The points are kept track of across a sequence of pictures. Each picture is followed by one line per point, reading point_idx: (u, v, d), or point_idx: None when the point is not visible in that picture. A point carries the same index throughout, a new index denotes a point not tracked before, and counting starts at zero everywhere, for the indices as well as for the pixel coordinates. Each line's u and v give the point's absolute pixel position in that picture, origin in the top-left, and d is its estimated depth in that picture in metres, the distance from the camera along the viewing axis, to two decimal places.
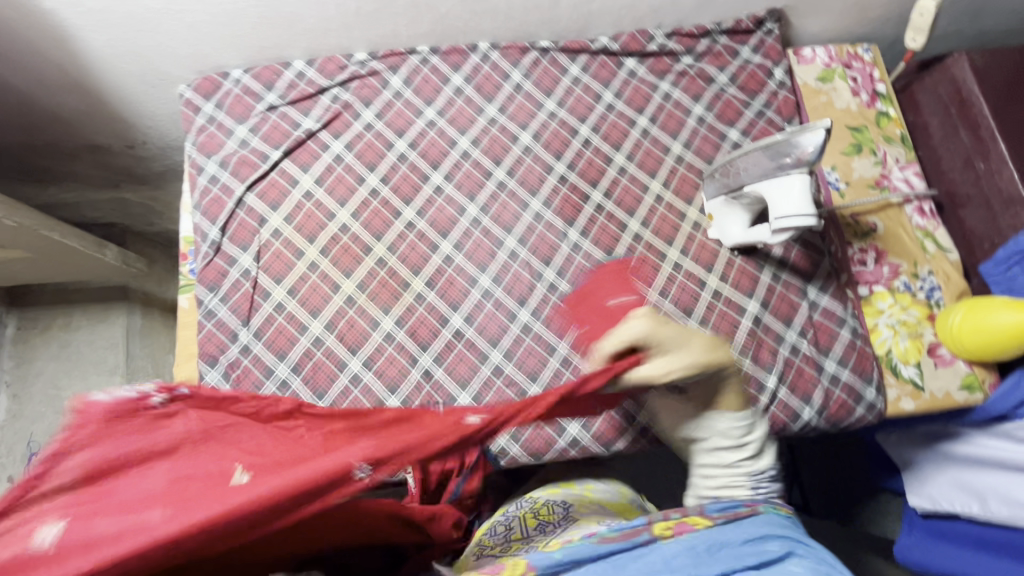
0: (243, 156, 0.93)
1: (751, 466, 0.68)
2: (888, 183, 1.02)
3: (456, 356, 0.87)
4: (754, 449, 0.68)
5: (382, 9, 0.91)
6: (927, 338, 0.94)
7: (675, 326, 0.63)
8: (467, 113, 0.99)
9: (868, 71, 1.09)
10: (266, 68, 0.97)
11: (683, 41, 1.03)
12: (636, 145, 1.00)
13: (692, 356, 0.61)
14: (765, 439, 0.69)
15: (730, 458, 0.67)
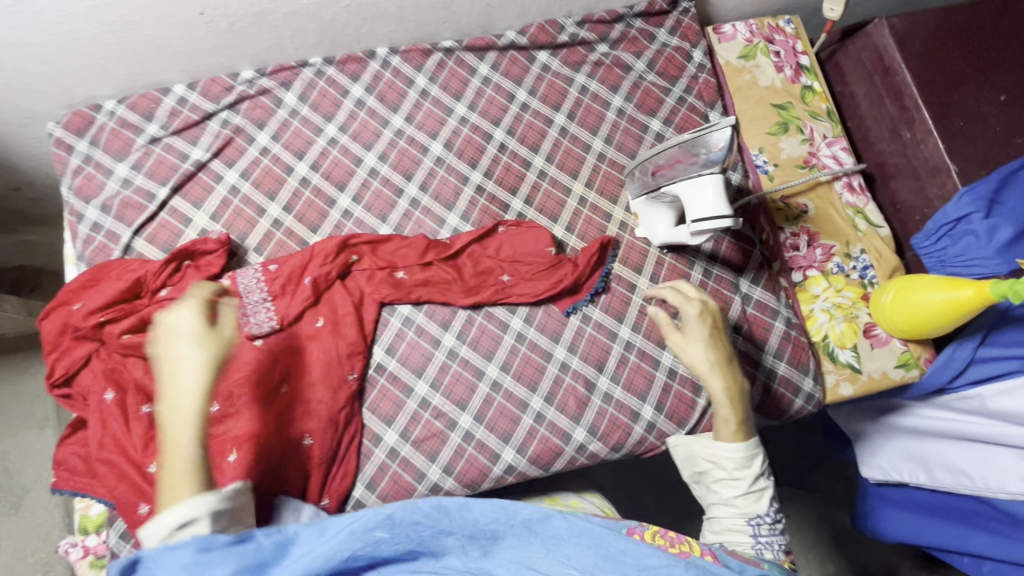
0: (126, 198, 0.85)
1: (749, 505, 0.72)
2: (817, 161, 0.99)
3: (379, 392, 0.83)
4: (750, 487, 0.72)
5: (259, 23, 0.82)
6: (863, 319, 0.92)
7: (719, 339, 0.77)
8: (371, 127, 0.92)
9: (791, 44, 1.05)
10: (142, 96, 0.88)
11: (595, 28, 0.98)
12: (555, 145, 0.95)
13: (726, 393, 0.73)
14: (759, 484, 0.73)
15: (732, 498, 0.72)
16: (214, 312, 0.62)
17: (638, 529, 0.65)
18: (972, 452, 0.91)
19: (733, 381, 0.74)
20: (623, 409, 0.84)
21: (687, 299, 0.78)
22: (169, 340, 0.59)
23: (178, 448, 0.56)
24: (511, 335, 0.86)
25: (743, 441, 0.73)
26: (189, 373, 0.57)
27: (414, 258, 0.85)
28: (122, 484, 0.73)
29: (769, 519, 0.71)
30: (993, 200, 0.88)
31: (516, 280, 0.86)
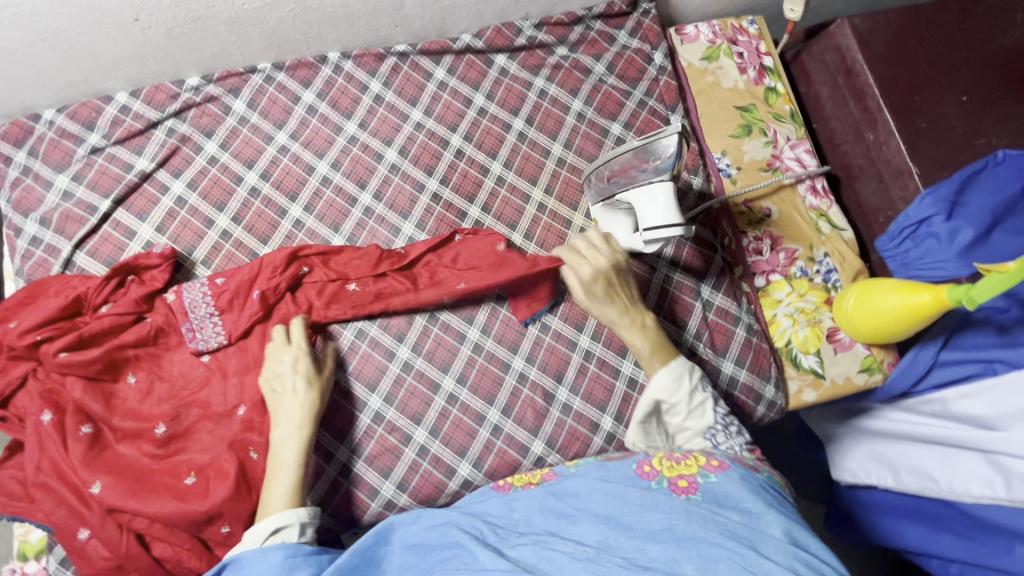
0: (67, 211, 0.82)
1: (699, 422, 0.71)
2: (780, 164, 0.98)
3: (332, 407, 0.80)
4: (692, 405, 0.71)
5: (200, 29, 0.79)
6: (826, 323, 0.91)
7: (619, 286, 0.77)
8: (324, 134, 0.90)
9: (754, 44, 1.03)
10: (83, 104, 0.85)
11: (554, 31, 0.96)
12: (513, 151, 0.93)
13: (636, 336, 0.76)
14: (697, 398, 0.71)
15: (682, 423, 0.71)
16: (280, 334, 0.77)
17: (647, 460, 0.65)
18: (936, 455, 0.88)
19: (639, 323, 0.77)
20: (582, 420, 0.83)
21: (585, 262, 0.76)
22: (276, 381, 0.75)
23: (282, 471, 0.68)
24: (468, 345, 0.84)
25: (669, 365, 0.73)
26: (296, 408, 0.72)
27: (366, 271, 0.83)
28: (60, 509, 0.70)
29: (721, 427, 0.70)
30: (955, 202, 0.87)
31: (474, 282, 0.82)
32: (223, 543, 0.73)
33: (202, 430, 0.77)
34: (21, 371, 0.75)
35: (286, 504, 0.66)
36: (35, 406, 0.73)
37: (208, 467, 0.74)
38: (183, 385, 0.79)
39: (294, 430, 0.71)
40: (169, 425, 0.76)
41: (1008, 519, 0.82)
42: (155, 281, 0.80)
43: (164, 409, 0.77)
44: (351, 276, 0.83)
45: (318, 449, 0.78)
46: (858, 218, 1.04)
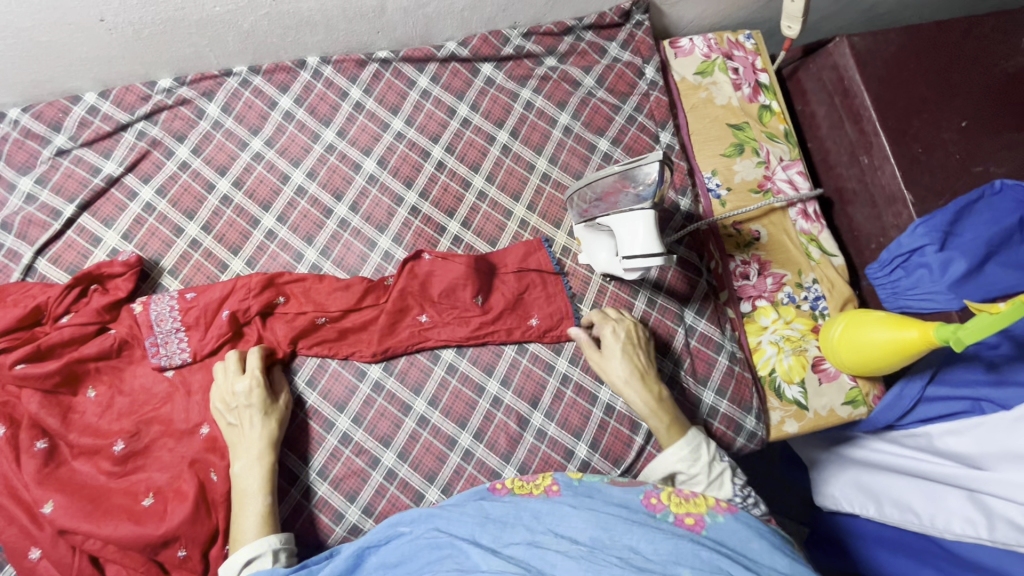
0: (29, 216, 0.79)
1: (719, 493, 0.69)
2: (772, 185, 0.95)
3: (299, 427, 0.78)
4: (710, 478, 0.69)
5: (171, 31, 0.76)
6: (812, 352, 0.89)
7: (637, 351, 0.79)
8: (300, 142, 0.87)
9: (750, 60, 1.00)
10: (50, 104, 0.82)
11: (543, 40, 0.93)
12: (496, 164, 0.90)
13: (647, 405, 0.75)
14: (716, 469, 0.70)
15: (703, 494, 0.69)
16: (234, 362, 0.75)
17: (655, 493, 0.64)
18: (918, 488, 0.86)
19: (653, 391, 0.76)
20: (557, 446, 0.80)
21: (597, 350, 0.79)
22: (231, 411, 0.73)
23: (250, 500, 0.69)
24: (442, 367, 0.82)
25: (683, 438, 0.72)
26: (253, 441, 0.71)
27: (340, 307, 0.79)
28: (11, 527, 0.68)
29: (738, 500, 0.69)
30: (949, 232, 0.84)
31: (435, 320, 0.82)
32: (179, 566, 0.70)
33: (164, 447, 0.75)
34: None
35: (256, 532, 0.66)
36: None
37: (167, 489, 0.72)
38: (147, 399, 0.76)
39: (253, 463, 0.71)
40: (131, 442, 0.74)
41: (991, 559, 0.79)
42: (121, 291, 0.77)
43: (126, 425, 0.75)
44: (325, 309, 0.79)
45: (285, 471, 0.76)
46: (850, 242, 1.01)
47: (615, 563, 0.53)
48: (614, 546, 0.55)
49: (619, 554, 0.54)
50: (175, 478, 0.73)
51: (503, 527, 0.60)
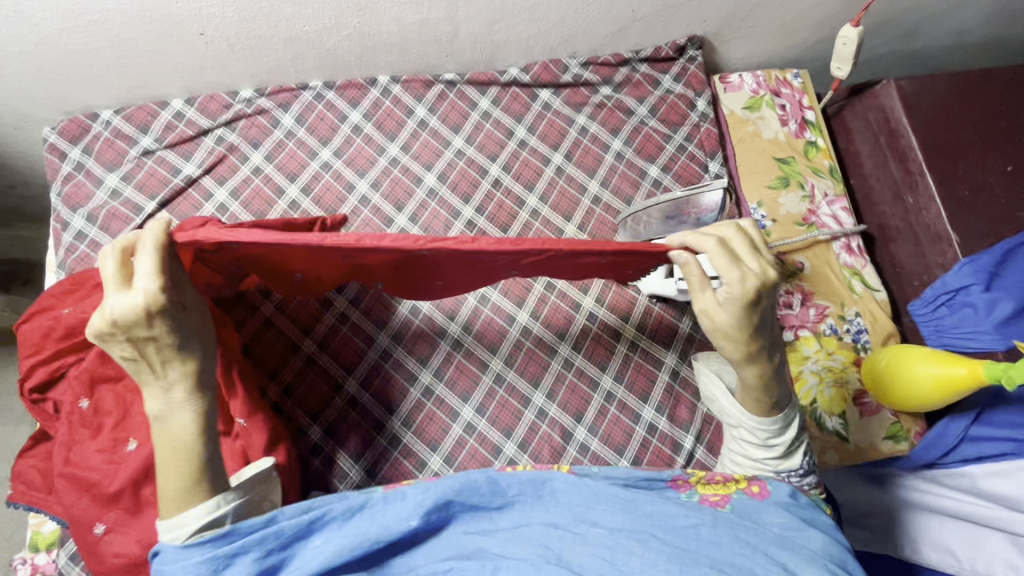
0: (113, 210, 0.84)
1: (783, 462, 0.66)
2: (816, 219, 0.97)
3: (351, 426, 0.80)
4: (787, 448, 0.65)
5: (260, 46, 0.82)
6: (853, 385, 0.90)
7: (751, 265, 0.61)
8: (366, 154, 0.91)
9: (797, 97, 1.04)
10: (140, 108, 0.89)
11: (600, 70, 0.98)
12: (550, 185, 0.93)
13: (757, 378, 0.61)
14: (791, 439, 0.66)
15: (764, 457, 0.66)
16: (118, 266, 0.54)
17: (682, 473, 0.61)
18: (959, 529, 0.85)
19: (766, 363, 0.61)
20: (599, 462, 0.81)
21: (728, 263, 0.57)
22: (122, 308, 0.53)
23: (177, 451, 0.53)
24: (490, 376, 0.84)
25: (777, 413, 0.64)
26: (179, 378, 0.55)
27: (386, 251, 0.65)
28: (81, 501, 0.71)
29: (804, 471, 0.66)
30: (995, 273, 0.85)
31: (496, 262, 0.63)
32: None
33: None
34: (72, 359, 0.77)
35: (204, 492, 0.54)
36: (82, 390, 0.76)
37: None
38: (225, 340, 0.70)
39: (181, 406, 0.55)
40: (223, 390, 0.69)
41: None
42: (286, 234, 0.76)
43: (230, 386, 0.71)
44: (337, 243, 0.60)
45: (336, 468, 0.77)
46: (891, 279, 1.03)
47: (634, 549, 0.53)
48: (632, 530, 0.55)
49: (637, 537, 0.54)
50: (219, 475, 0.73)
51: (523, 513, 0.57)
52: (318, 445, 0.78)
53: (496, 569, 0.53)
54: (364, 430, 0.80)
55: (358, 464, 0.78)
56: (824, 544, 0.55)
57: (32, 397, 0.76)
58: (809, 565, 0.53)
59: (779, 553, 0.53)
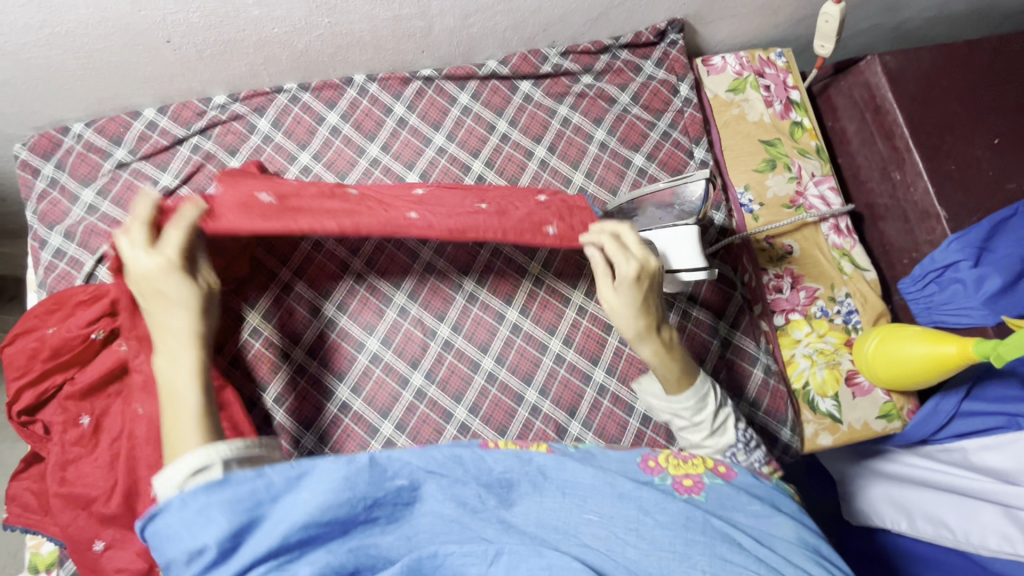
0: (91, 225, 0.83)
1: (719, 440, 0.67)
2: (804, 201, 0.96)
3: (344, 432, 0.79)
4: (715, 425, 0.67)
5: (229, 51, 0.80)
6: (845, 366, 0.90)
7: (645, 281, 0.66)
8: (346, 156, 0.90)
9: (781, 77, 1.02)
10: (111, 119, 0.86)
11: (580, 59, 0.96)
12: (534, 178, 0.92)
13: (657, 356, 0.65)
14: (721, 415, 0.67)
15: (702, 441, 0.67)
16: (146, 232, 0.57)
17: (653, 456, 0.60)
18: (957, 503, 0.84)
19: (661, 340, 0.65)
20: None
21: (622, 249, 0.64)
22: (155, 287, 0.55)
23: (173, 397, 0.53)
24: (482, 375, 0.84)
25: (690, 386, 0.66)
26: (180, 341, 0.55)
27: (319, 194, 0.69)
28: (79, 518, 0.71)
29: (742, 444, 0.67)
30: (984, 248, 0.85)
31: (427, 217, 0.68)
32: None
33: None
34: (60, 379, 0.76)
35: (201, 438, 0.51)
36: (74, 408, 0.75)
37: None
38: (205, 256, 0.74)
39: (166, 359, 0.54)
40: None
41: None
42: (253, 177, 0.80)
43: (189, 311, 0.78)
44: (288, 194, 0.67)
45: None
46: (881, 258, 1.03)
47: (629, 539, 0.52)
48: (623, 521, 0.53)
49: (627, 530, 0.53)
50: None
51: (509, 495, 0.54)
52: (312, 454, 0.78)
53: (498, 554, 0.50)
54: (358, 436, 0.80)
55: None
56: (800, 531, 0.56)
57: (21, 419, 0.75)
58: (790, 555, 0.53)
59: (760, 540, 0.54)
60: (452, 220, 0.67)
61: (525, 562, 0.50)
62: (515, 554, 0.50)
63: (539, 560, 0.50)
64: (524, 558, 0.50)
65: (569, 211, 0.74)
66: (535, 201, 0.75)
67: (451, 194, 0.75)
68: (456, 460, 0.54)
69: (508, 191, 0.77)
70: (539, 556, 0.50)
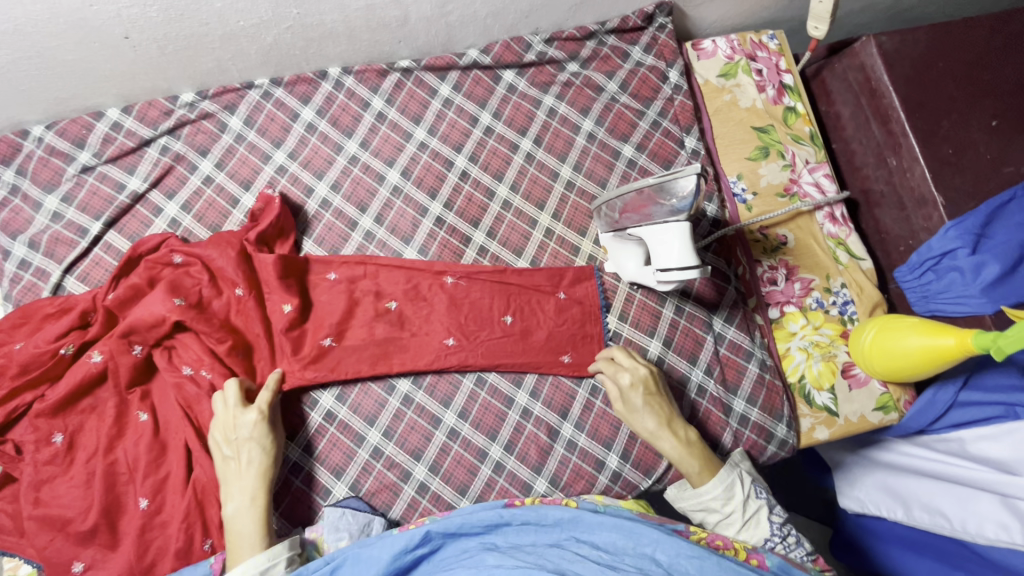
0: (56, 234, 0.79)
1: (754, 532, 0.69)
2: (798, 189, 0.94)
3: (330, 441, 0.78)
4: (746, 516, 0.70)
5: (194, 46, 0.76)
6: (841, 358, 0.88)
7: (659, 399, 0.76)
8: (323, 154, 0.86)
9: (774, 61, 0.99)
10: (73, 120, 0.82)
11: (565, 46, 0.92)
12: (521, 173, 0.89)
13: (677, 449, 0.73)
14: (751, 505, 0.70)
15: (737, 536, 0.69)
16: (239, 392, 0.73)
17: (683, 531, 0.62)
18: (948, 491, 0.83)
19: (680, 436, 0.74)
20: (587, 458, 0.80)
21: (631, 360, 0.78)
22: (231, 432, 0.71)
23: (240, 535, 0.65)
24: (471, 378, 0.81)
25: (712, 476, 0.72)
26: (251, 477, 0.68)
27: (366, 317, 0.80)
28: (56, 540, 0.69)
29: (779, 539, 0.68)
30: (982, 234, 0.83)
31: (464, 345, 0.81)
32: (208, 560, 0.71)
33: (205, 448, 0.74)
34: (30, 396, 0.73)
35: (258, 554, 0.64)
36: (46, 425, 0.72)
37: (207, 488, 0.72)
38: (204, 300, 0.77)
39: (247, 500, 0.67)
40: (180, 315, 0.75)
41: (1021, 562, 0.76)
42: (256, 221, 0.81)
43: (149, 338, 0.75)
44: (344, 330, 0.79)
45: (318, 486, 0.76)
46: (877, 245, 1.01)
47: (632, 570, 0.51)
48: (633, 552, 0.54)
49: (638, 564, 0.52)
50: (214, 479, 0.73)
51: (523, 536, 0.59)
52: (298, 464, 0.77)
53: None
54: (345, 444, 0.78)
55: (341, 480, 0.76)
56: None
57: None
58: None
59: None
60: (483, 347, 0.81)
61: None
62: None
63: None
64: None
65: (582, 335, 0.83)
66: (554, 309, 0.84)
67: (477, 300, 0.83)
68: (477, 522, 0.61)
69: (528, 287, 0.84)
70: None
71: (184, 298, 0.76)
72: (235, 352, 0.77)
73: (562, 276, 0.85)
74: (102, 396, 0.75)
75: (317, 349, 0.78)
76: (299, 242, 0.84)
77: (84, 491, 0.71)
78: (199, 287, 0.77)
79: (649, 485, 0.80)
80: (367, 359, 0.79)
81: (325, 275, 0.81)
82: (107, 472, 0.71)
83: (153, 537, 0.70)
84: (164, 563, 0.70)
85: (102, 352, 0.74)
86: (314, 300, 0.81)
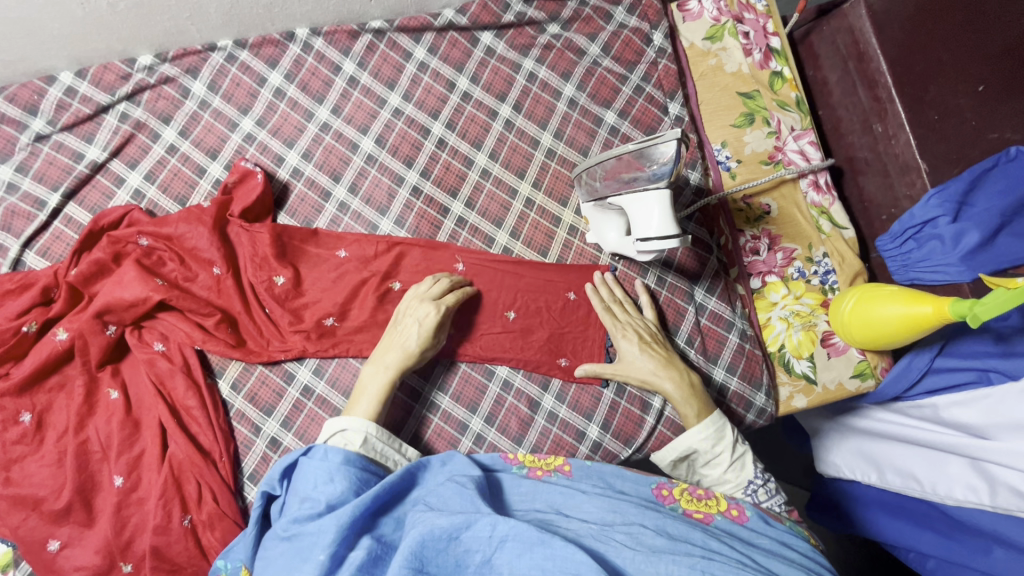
0: (11, 206, 0.76)
1: (739, 474, 0.71)
2: (783, 156, 0.92)
3: (308, 417, 0.76)
4: (733, 457, 0.71)
5: (147, 4, 0.71)
6: (821, 327, 0.89)
7: (654, 345, 0.80)
8: (294, 121, 0.82)
9: (761, 23, 0.96)
10: (23, 85, 0.77)
11: (545, 6, 0.89)
12: (499, 141, 0.86)
13: (680, 391, 0.76)
14: (739, 449, 0.72)
15: (721, 475, 0.72)
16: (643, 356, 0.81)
17: (668, 485, 0.67)
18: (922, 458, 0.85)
19: (682, 379, 0.77)
20: (568, 428, 0.80)
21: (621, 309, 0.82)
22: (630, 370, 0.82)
23: (375, 392, 0.70)
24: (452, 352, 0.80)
25: (707, 417, 0.74)
26: (397, 326, 0.74)
27: (370, 300, 0.79)
28: (29, 520, 0.67)
29: (762, 482, 0.71)
30: (963, 202, 0.82)
31: (463, 335, 0.80)
32: (185, 536, 0.70)
33: (180, 425, 0.73)
34: None
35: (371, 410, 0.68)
36: (13, 404, 0.70)
37: (184, 463, 0.71)
38: (175, 281, 0.75)
39: (401, 340, 0.73)
40: (164, 295, 0.73)
41: (989, 524, 0.78)
42: (230, 196, 0.78)
43: (125, 318, 0.74)
44: (347, 310, 0.78)
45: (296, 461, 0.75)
46: (860, 214, 1.00)
47: (623, 543, 0.53)
48: (620, 523, 0.57)
49: (628, 531, 0.55)
50: (190, 453, 0.72)
51: (523, 501, 0.64)
52: (276, 439, 0.76)
53: (503, 540, 0.50)
54: (323, 418, 0.77)
55: None
56: (801, 559, 0.57)
57: None
58: (782, 565, 0.55)
59: (764, 558, 0.55)
60: (483, 339, 0.80)
61: (529, 552, 0.49)
62: (519, 541, 0.49)
63: (543, 548, 0.48)
64: (529, 545, 0.49)
65: (582, 339, 0.83)
66: (560, 307, 0.83)
67: (481, 288, 0.81)
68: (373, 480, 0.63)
69: (539, 283, 0.83)
70: (544, 545, 0.48)
71: (162, 280, 0.74)
72: (224, 325, 0.75)
73: (574, 275, 0.84)
74: (69, 372, 0.72)
75: (318, 325, 0.77)
76: (274, 217, 0.81)
77: (56, 469, 0.69)
78: (174, 266, 0.75)
79: (629, 453, 0.81)
80: (367, 341, 0.78)
81: (335, 252, 0.80)
82: (79, 450, 0.70)
83: (130, 513, 0.69)
84: (143, 538, 0.69)
85: (68, 330, 0.71)
86: (310, 277, 0.79)
